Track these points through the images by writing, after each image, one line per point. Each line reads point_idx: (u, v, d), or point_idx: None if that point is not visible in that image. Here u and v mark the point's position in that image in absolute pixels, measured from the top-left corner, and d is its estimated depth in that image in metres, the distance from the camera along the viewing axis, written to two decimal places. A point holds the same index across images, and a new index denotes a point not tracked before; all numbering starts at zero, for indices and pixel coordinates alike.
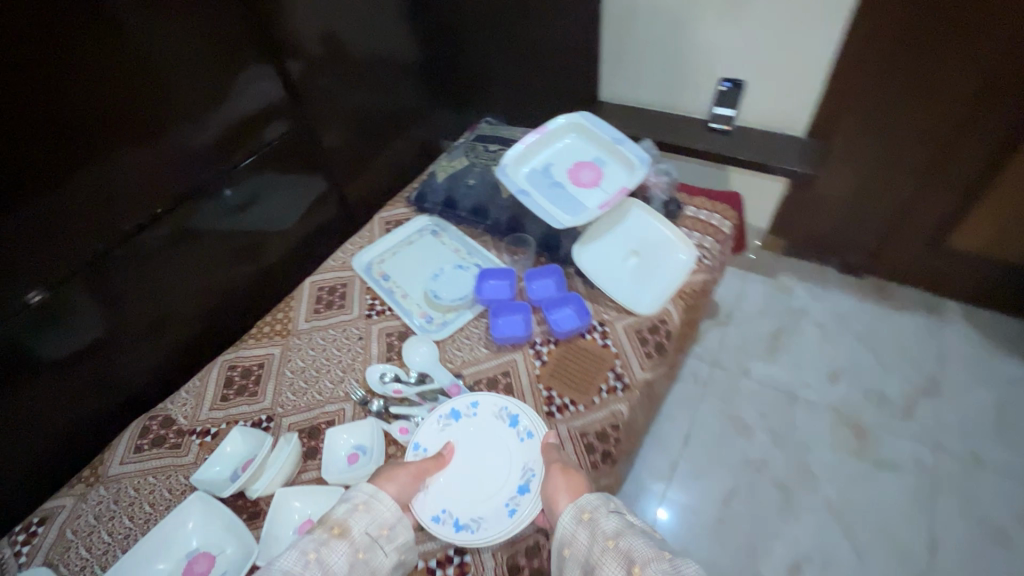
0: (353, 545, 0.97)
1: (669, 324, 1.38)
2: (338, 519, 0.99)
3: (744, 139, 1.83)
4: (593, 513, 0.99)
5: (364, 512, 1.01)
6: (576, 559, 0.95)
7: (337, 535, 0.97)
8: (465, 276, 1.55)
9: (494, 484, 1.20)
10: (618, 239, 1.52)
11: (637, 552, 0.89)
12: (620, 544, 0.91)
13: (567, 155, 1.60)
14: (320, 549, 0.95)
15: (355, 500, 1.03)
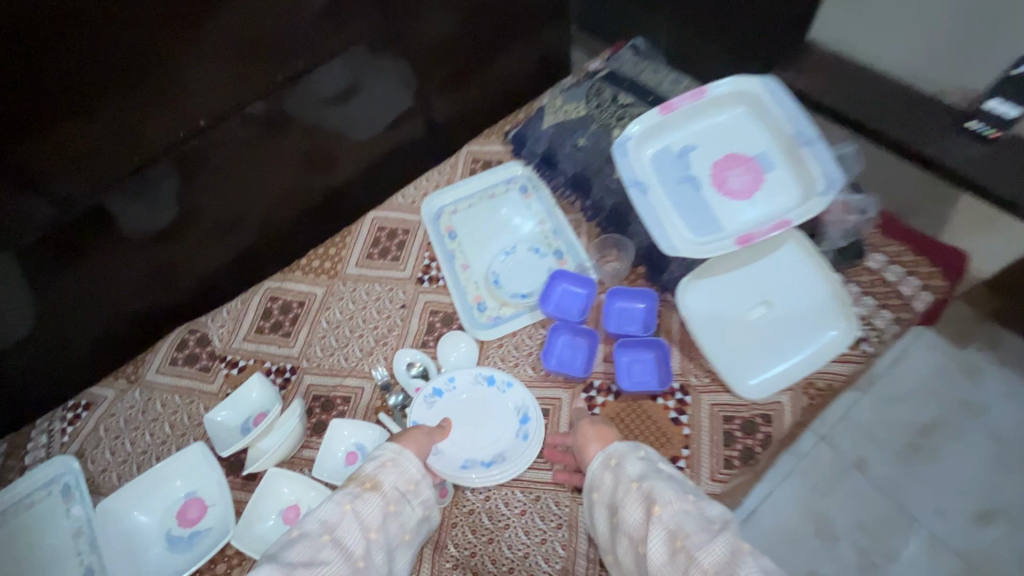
0: (386, 502, 0.89)
1: (773, 427, 1.01)
2: (368, 473, 0.91)
3: (1017, 161, 1.18)
4: (620, 459, 0.92)
5: (394, 471, 0.92)
6: (603, 505, 0.90)
7: (368, 491, 0.89)
8: (538, 265, 1.26)
9: (499, 413, 1.10)
10: (748, 282, 1.10)
11: (660, 494, 0.84)
12: (645, 490, 0.85)
13: (715, 140, 1.13)
14: (355, 500, 0.87)
15: (384, 457, 0.94)
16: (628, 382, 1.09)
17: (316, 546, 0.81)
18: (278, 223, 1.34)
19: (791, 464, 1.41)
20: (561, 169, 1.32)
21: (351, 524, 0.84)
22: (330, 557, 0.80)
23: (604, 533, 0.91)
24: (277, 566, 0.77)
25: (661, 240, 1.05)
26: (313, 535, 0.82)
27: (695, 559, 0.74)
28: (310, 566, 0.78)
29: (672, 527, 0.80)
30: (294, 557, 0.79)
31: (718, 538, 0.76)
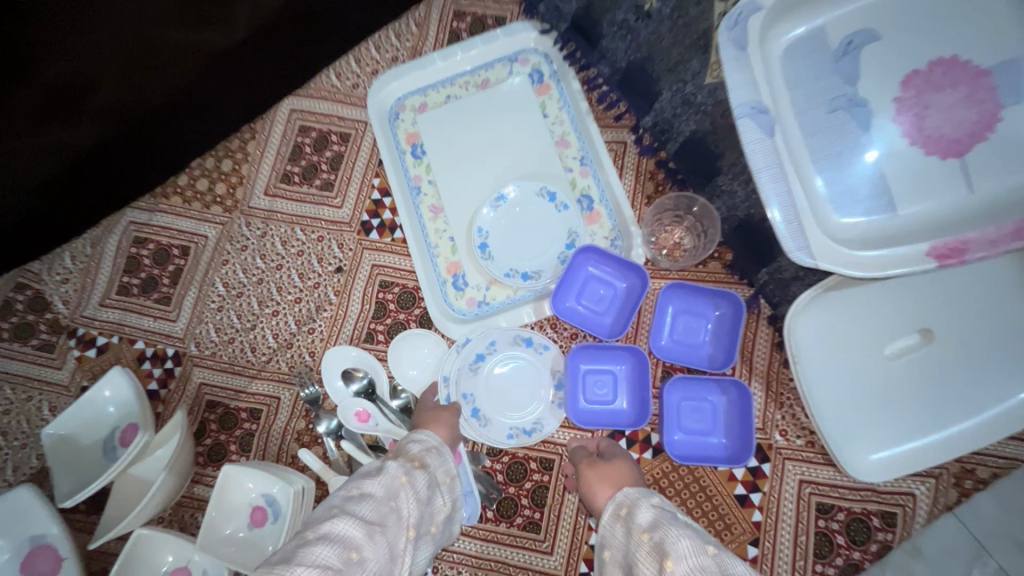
0: (436, 486, 0.59)
1: (893, 528, 0.66)
2: (409, 449, 0.61)
3: None
4: (632, 501, 0.56)
5: (441, 461, 0.61)
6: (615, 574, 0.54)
7: (420, 467, 0.59)
8: (553, 219, 0.78)
9: (522, 373, 0.76)
10: (902, 297, 0.65)
11: (671, 538, 0.49)
12: (656, 542, 0.50)
13: (918, 24, 0.57)
14: (408, 472, 0.57)
15: (427, 440, 0.63)
16: (680, 434, 0.70)
17: (383, 507, 0.53)
18: (147, 101, 0.73)
19: None
20: (606, 50, 0.73)
21: (415, 499, 0.55)
22: (399, 529, 0.52)
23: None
24: (353, 519, 0.50)
25: (785, 230, 0.58)
26: (378, 497, 0.53)
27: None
28: (386, 532, 0.51)
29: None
30: (364, 517, 0.51)
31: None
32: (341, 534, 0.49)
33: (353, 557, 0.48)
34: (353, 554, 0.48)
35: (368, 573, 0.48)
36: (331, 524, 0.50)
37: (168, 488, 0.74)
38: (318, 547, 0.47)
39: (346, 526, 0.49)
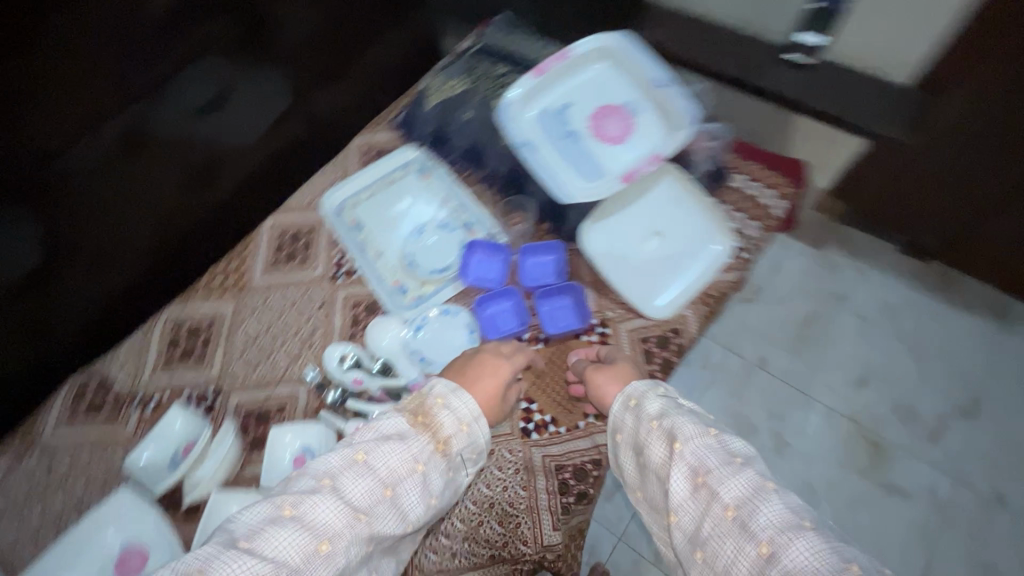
0: (448, 469, 0.83)
1: (681, 336, 1.14)
2: (444, 427, 0.84)
3: (825, 80, 1.38)
4: (640, 396, 0.93)
5: (467, 440, 0.85)
6: (628, 448, 0.90)
7: (440, 454, 0.82)
8: (450, 239, 1.30)
9: (446, 329, 1.20)
10: (638, 216, 1.23)
11: (681, 428, 0.82)
12: (665, 428, 0.85)
13: (588, 95, 1.23)
14: (425, 461, 0.80)
15: (467, 414, 0.87)
16: (553, 327, 1.15)
17: (375, 497, 0.75)
18: (167, 237, 1.23)
19: (708, 376, 1.54)
20: (455, 145, 1.35)
21: (417, 486, 0.78)
22: (386, 519, 0.75)
23: (634, 471, 0.90)
24: (338, 502, 0.72)
25: (559, 193, 1.13)
26: (380, 482, 0.76)
27: (722, 508, 0.72)
28: (368, 522, 0.72)
29: (694, 464, 0.78)
30: (355, 504, 0.73)
31: (740, 472, 0.75)
32: (311, 524, 0.68)
33: (319, 547, 0.67)
34: (322, 544, 0.68)
35: (335, 557, 0.68)
36: (308, 507, 0.70)
37: (231, 461, 1.09)
38: (284, 531, 0.67)
39: (330, 514, 0.70)
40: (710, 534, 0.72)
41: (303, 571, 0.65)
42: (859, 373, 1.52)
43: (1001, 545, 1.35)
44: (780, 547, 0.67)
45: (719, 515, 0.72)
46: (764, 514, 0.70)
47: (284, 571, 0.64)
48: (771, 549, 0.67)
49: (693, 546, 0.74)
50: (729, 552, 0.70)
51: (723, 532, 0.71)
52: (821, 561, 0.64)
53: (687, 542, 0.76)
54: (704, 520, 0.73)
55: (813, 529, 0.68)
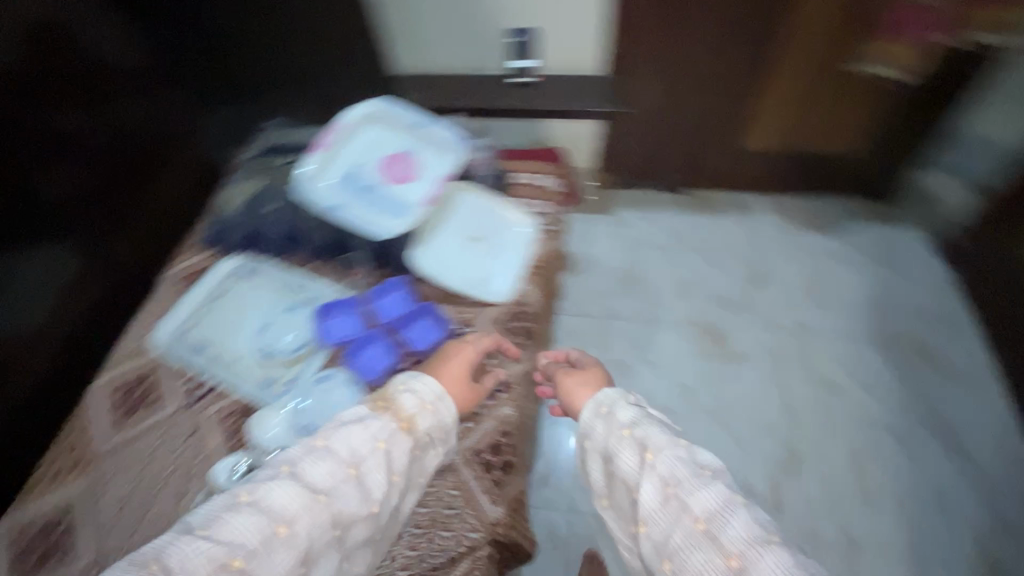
0: (413, 447, 0.97)
1: (529, 305, 1.32)
2: (405, 407, 1.00)
3: (548, 89, 1.77)
4: (610, 406, 1.08)
5: (429, 421, 1.01)
6: (596, 454, 1.05)
7: (403, 431, 0.96)
8: (299, 317, 1.32)
9: (324, 391, 1.21)
10: (453, 231, 1.43)
11: (650, 441, 0.97)
12: (635, 438, 1.00)
13: (372, 149, 1.40)
14: (385, 440, 0.93)
15: (428, 394, 1.03)
16: (423, 347, 1.25)
17: (335, 480, 0.87)
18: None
19: (576, 341, 1.76)
20: (269, 235, 1.41)
21: (379, 466, 0.92)
22: (347, 497, 0.87)
23: (602, 477, 1.05)
24: (297, 488, 0.85)
25: (371, 232, 1.31)
26: (342, 466, 0.89)
27: (694, 523, 0.86)
28: (327, 503, 0.85)
29: (664, 477, 0.93)
30: (318, 486, 0.86)
31: (709, 484, 0.90)
32: (269, 512, 0.81)
33: (276, 531, 0.80)
34: (283, 527, 0.81)
35: (297, 536, 0.81)
36: (266, 496, 0.83)
37: None
38: (242, 517, 0.80)
39: (293, 496, 0.83)
40: (683, 545, 0.86)
41: (256, 554, 0.78)
42: (681, 287, 1.86)
43: (828, 362, 1.68)
44: (748, 561, 0.81)
45: (690, 527, 0.86)
46: (731, 529, 0.84)
47: (239, 557, 0.77)
48: (742, 563, 0.81)
49: (666, 558, 0.88)
50: (698, 563, 0.84)
51: (693, 544, 0.85)
52: (785, 570, 0.78)
53: (655, 551, 0.90)
54: (675, 531, 0.88)
55: (772, 543, 0.82)
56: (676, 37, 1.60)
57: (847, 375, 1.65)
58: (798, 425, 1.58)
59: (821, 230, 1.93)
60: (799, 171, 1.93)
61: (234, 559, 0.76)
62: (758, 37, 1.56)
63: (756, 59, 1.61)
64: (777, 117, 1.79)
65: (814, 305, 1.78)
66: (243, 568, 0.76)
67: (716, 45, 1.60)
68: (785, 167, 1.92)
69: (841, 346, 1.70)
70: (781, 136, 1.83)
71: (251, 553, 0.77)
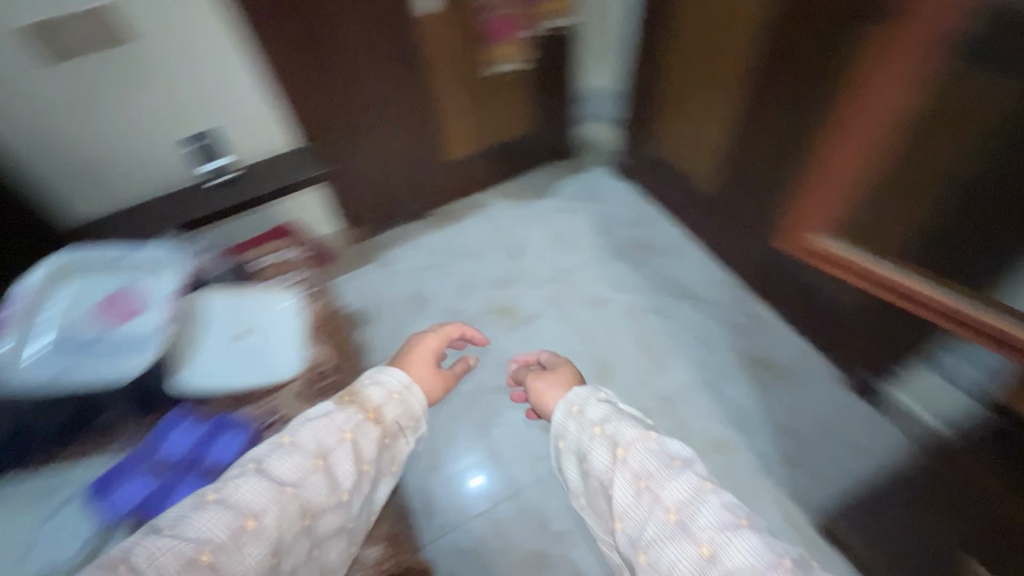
0: (382, 432, 1.24)
1: (323, 364, 1.39)
2: (371, 399, 1.27)
3: (254, 176, 1.77)
4: (582, 404, 1.37)
5: (396, 408, 1.29)
6: (573, 453, 1.32)
7: (369, 421, 1.21)
8: (73, 514, 1.05)
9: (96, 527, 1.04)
10: (214, 337, 1.35)
11: (625, 437, 1.22)
12: (605, 436, 1.26)
13: (83, 303, 1.26)
14: (354, 428, 1.17)
15: (393, 388, 1.31)
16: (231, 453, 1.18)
17: (304, 471, 1.07)
18: None
19: None
20: None
21: (345, 454, 1.15)
22: (315, 487, 1.07)
23: (581, 476, 1.32)
24: (269, 482, 1.03)
25: (108, 383, 1.17)
26: (308, 455, 1.09)
27: (666, 514, 1.07)
28: (296, 492, 1.04)
29: (635, 471, 1.16)
30: (285, 477, 1.05)
31: (681, 473, 1.13)
32: (241, 507, 0.97)
33: (246, 524, 0.96)
34: (248, 522, 0.97)
35: (262, 531, 0.97)
36: (238, 492, 1.00)
37: None
38: (212, 516, 0.95)
39: (257, 489, 1.01)
40: (657, 535, 1.06)
41: (228, 546, 0.93)
42: (461, 286, 2.09)
43: (591, 285, 2.03)
44: (716, 547, 1.00)
45: (662, 518, 1.07)
46: (698, 516, 1.05)
47: (209, 551, 0.91)
48: (709, 549, 1.00)
49: (642, 546, 1.08)
50: (667, 549, 1.04)
51: (664, 535, 1.05)
52: (750, 556, 0.97)
53: (630, 542, 1.11)
54: (647, 525, 1.08)
55: (738, 533, 1.01)
56: (346, 93, 1.77)
57: (609, 289, 2.01)
58: (595, 342, 1.89)
59: (538, 195, 2.34)
60: (502, 160, 2.30)
61: (205, 554, 0.91)
62: (412, 71, 1.83)
63: (419, 88, 1.89)
64: (462, 126, 2.11)
65: (562, 251, 2.14)
66: (214, 560, 0.91)
67: (381, 89, 1.82)
68: (490, 161, 2.27)
69: (593, 270, 2.08)
70: (473, 137, 2.16)
71: (220, 547, 0.92)
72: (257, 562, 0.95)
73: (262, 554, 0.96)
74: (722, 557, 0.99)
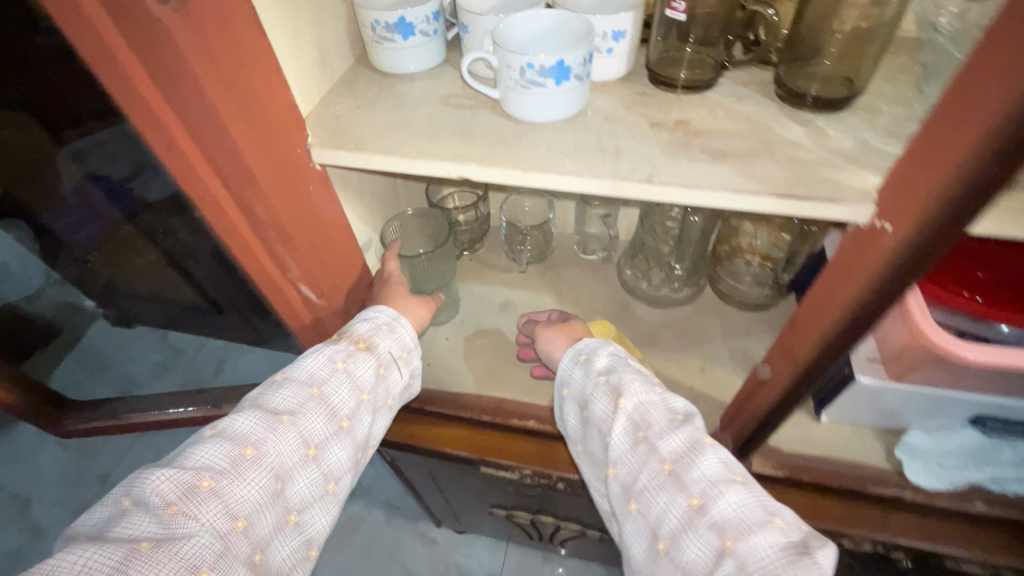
0: (380, 365, 0.57)
1: None
2: (354, 329, 0.58)
3: None
4: (591, 351, 0.61)
5: (389, 339, 0.59)
6: (570, 403, 0.61)
7: (363, 350, 0.56)
8: None
9: None
10: None
11: (628, 381, 0.55)
12: (610, 382, 0.57)
13: None
14: (347, 357, 0.55)
15: (378, 319, 0.59)
16: None
17: (301, 400, 0.52)
18: None
19: None
20: None
21: (343, 385, 0.54)
22: (316, 419, 0.52)
23: (585, 428, 0.59)
24: (256, 413, 0.51)
25: None
26: (299, 383, 0.53)
27: (667, 476, 0.49)
28: (295, 424, 0.51)
29: (637, 419, 0.53)
30: (274, 406, 0.51)
31: (683, 427, 0.51)
32: (235, 430, 0.49)
33: (242, 453, 0.48)
34: (247, 449, 0.48)
35: (260, 466, 0.48)
36: (235, 419, 0.50)
37: None
38: (203, 446, 0.48)
39: (246, 422, 0.50)
40: (652, 500, 0.49)
41: (233, 476, 0.47)
42: None
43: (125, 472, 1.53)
44: (713, 498, 0.47)
45: (656, 473, 0.50)
46: (700, 467, 0.48)
47: (212, 474, 0.46)
48: (706, 503, 0.47)
49: (633, 506, 0.51)
50: (661, 507, 0.49)
51: (656, 490, 0.49)
52: (749, 513, 0.45)
53: (618, 496, 0.53)
54: (642, 474, 0.51)
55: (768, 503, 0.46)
56: None
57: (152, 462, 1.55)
58: None
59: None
60: None
61: (203, 478, 0.46)
62: None
63: None
64: None
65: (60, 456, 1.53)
66: (216, 493, 0.46)
67: None
68: None
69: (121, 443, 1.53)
70: None
71: (220, 484, 0.46)
72: (259, 504, 0.47)
73: (272, 506, 0.48)
74: (743, 546, 0.44)
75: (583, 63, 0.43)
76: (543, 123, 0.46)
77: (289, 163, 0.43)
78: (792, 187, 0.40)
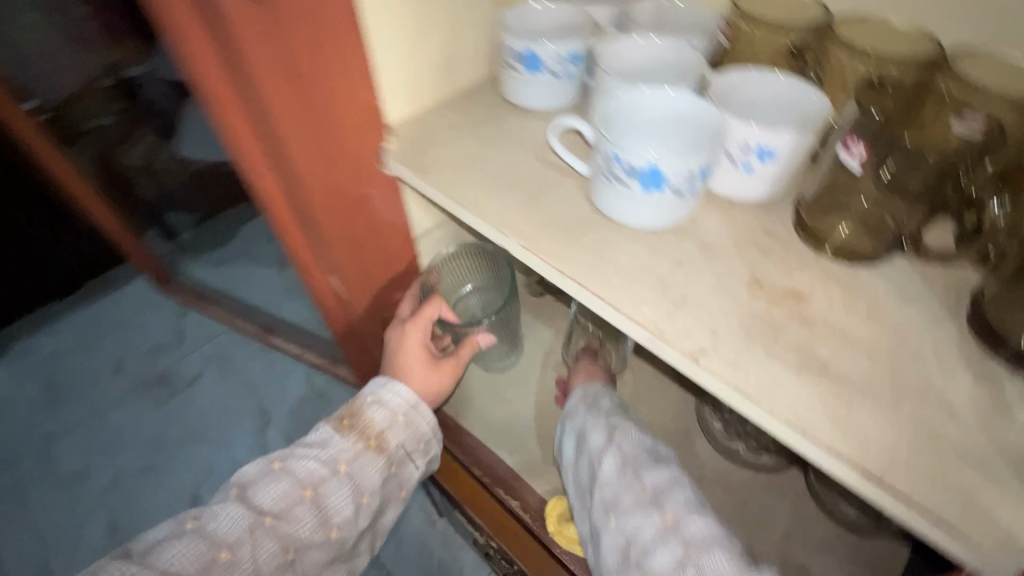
0: (392, 464, 0.48)
1: None
2: (371, 417, 0.48)
3: None
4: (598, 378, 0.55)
5: (404, 433, 0.49)
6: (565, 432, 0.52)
7: (373, 452, 0.46)
8: None
9: None
10: None
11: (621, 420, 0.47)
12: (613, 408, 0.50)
13: None
14: (355, 457, 0.46)
15: (393, 404, 0.49)
16: None
17: (293, 498, 0.43)
18: None
19: None
20: None
21: (346, 488, 0.45)
22: (308, 524, 0.43)
23: (572, 452, 0.49)
24: (239, 508, 0.41)
25: None
26: (296, 478, 0.44)
27: (640, 485, 0.41)
28: (279, 528, 0.41)
29: (625, 455, 0.44)
30: (264, 504, 0.42)
31: (665, 465, 0.43)
32: (212, 530, 0.40)
33: (216, 557, 0.39)
34: (222, 554, 0.39)
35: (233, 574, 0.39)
36: (217, 514, 0.41)
37: None
38: (173, 543, 0.39)
39: (226, 519, 0.41)
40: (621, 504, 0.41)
41: None
42: None
43: None
44: (691, 524, 0.39)
45: (635, 497, 0.41)
46: (683, 497, 0.40)
47: None
48: (682, 525, 0.39)
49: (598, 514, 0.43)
50: (637, 523, 0.40)
51: (633, 514, 0.40)
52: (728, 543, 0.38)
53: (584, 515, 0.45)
54: (624, 500, 0.41)
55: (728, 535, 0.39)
56: None
57: None
58: None
59: None
60: None
61: None
62: None
63: None
64: None
65: None
66: None
67: None
68: None
69: None
70: None
71: None
72: None
73: None
74: (711, 559, 0.36)
75: (686, 178, 0.33)
76: (622, 226, 0.38)
77: (344, 168, 0.43)
78: (892, 467, 0.27)
